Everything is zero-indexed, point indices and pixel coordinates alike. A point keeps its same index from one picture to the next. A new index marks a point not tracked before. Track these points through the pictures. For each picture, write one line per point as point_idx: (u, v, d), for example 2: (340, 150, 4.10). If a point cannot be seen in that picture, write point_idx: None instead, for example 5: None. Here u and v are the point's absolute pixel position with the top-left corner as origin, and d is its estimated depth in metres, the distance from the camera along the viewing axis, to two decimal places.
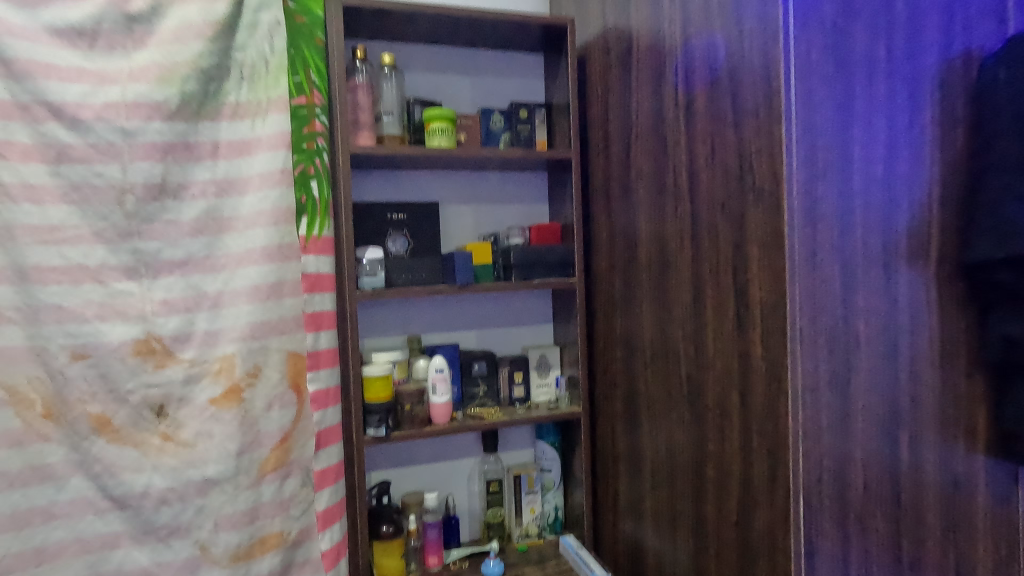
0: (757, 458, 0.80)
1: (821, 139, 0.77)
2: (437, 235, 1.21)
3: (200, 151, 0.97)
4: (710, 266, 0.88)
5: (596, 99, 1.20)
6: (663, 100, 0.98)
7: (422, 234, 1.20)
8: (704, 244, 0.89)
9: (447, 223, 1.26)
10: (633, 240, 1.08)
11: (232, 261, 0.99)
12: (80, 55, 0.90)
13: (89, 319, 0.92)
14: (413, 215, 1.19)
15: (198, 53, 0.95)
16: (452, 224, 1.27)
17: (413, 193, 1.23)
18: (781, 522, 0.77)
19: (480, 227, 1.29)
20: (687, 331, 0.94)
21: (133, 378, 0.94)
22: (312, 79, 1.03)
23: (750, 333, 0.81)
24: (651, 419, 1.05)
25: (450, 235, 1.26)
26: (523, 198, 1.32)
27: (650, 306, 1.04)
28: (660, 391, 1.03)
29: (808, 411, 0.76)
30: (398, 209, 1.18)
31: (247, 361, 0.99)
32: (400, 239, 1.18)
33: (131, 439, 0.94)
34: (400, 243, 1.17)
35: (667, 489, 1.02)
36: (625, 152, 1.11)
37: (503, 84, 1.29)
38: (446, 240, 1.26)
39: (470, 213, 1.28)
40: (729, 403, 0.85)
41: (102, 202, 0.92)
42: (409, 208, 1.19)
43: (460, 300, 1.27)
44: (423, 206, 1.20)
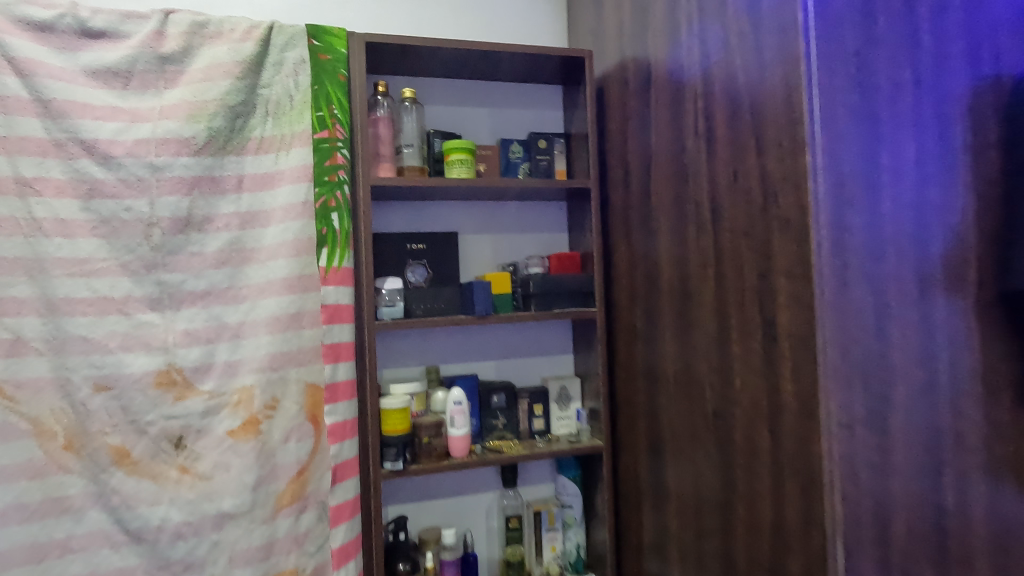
0: (790, 500, 0.77)
1: (846, 165, 0.74)
2: (456, 265, 1.21)
3: (225, 185, 0.99)
4: (736, 297, 0.86)
5: (615, 129, 1.20)
6: (683, 129, 0.98)
7: (442, 263, 1.20)
8: (728, 274, 0.87)
9: (466, 253, 1.26)
10: (655, 270, 1.07)
11: (254, 292, 1.00)
12: (114, 94, 0.94)
13: (112, 351, 0.93)
14: (432, 245, 1.20)
15: (225, 91, 0.98)
16: (471, 254, 1.26)
17: (432, 223, 1.24)
18: (818, 568, 0.73)
19: (499, 256, 1.28)
20: (712, 365, 0.91)
21: (154, 410, 0.95)
22: (335, 113, 1.03)
23: (779, 366, 0.78)
24: (675, 455, 1.02)
25: (469, 264, 1.26)
26: (542, 227, 1.32)
27: (673, 338, 1.01)
28: (684, 426, 1.00)
29: (844, 449, 0.72)
30: (418, 239, 1.19)
31: (265, 392, 0.99)
32: (419, 270, 1.18)
33: (149, 471, 0.94)
34: (420, 273, 1.18)
35: (695, 530, 0.97)
36: (644, 181, 1.10)
37: (522, 116, 1.30)
38: (466, 269, 1.26)
39: (489, 242, 1.28)
40: (758, 439, 0.82)
41: (130, 235, 0.94)
42: (429, 238, 1.20)
43: (480, 329, 1.26)
44: (442, 236, 1.21)
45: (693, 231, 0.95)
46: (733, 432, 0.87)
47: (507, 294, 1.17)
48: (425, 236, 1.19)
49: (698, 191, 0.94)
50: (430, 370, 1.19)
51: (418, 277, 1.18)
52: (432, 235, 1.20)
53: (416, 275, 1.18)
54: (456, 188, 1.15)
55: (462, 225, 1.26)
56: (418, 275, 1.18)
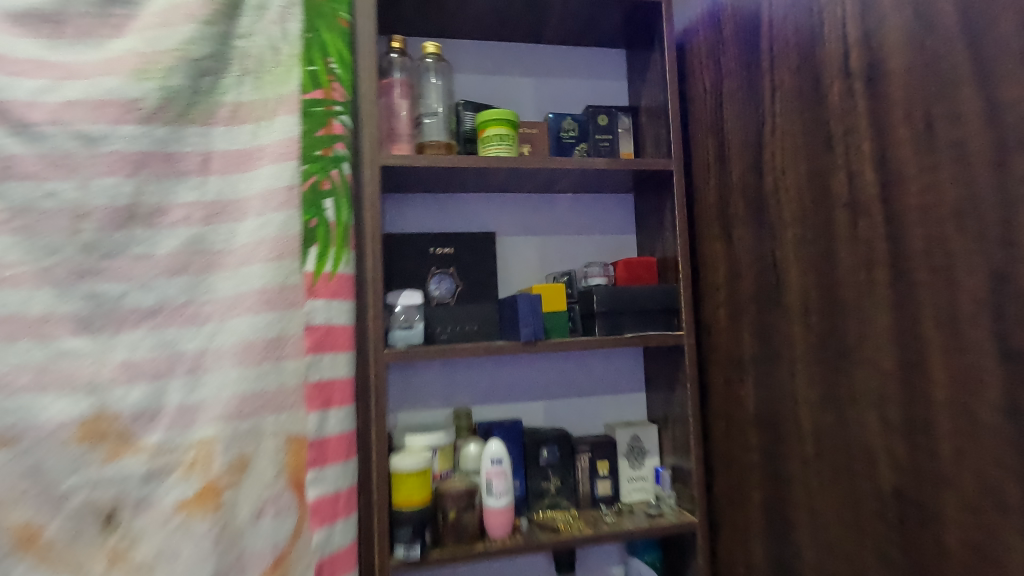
0: None
1: None
2: (494, 275, 0.92)
3: (185, 165, 0.74)
4: (946, 312, 0.51)
5: (702, 93, 0.90)
6: (821, 70, 0.67)
7: (475, 274, 0.92)
8: (926, 275, 0.53)
9: (505, 261, 0.98)
10: (775, 276, 0.75)
11: (221, 309, 0.73)
12: (42, 44, 0.69)
13: (20, 390, 0.67)
14: (462, 250, 0.92)
15: (187, 39, 0.73)
16: (512, 262, 0.98)
17: (462, 220, 0.96)
18: None
19: (548, 265, 0.99)
20: (889, 419, 0.57)
21: (76, 472, 0.68)
22: (332, 68, 0.78)
23: None
24: (823, 537, 0.67)
25: (510, 276, 0.98)
26: (602, 228, 1.03)
27: (813, 369, 0.68)
28: (838, 496, 0.65)
29: None
30: (444, 242, 0.91)
31: (230, 448, 0.71)
32: (444, 283, 0.90)
33: (65, 560, 0.66)
34: (445, 288, 0.89)
35: None
36: (752, 157, 0.79)
37: (577, 87, 1.02)
38: (505, 281, 0.97)
39: (535, 247, 0.99)
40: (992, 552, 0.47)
41: (53, 229, 0.68)
42: (458, 240, 0.92)
43: (524, 359, 0.96)
44: (476, 238, 0.93)
45: (846, 216, 0.63)
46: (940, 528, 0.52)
47: (562, 312, 0.87)
48: (453, 237, 0.91)
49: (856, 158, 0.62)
50: (458, 415, 0.90)
51: (442, 294, 0.89)
52: (463, 237, 0.92)
53: (441, 290, 0.89)
54: (493, 173, 0.87)
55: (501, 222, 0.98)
56: (443, 290, 0.89)
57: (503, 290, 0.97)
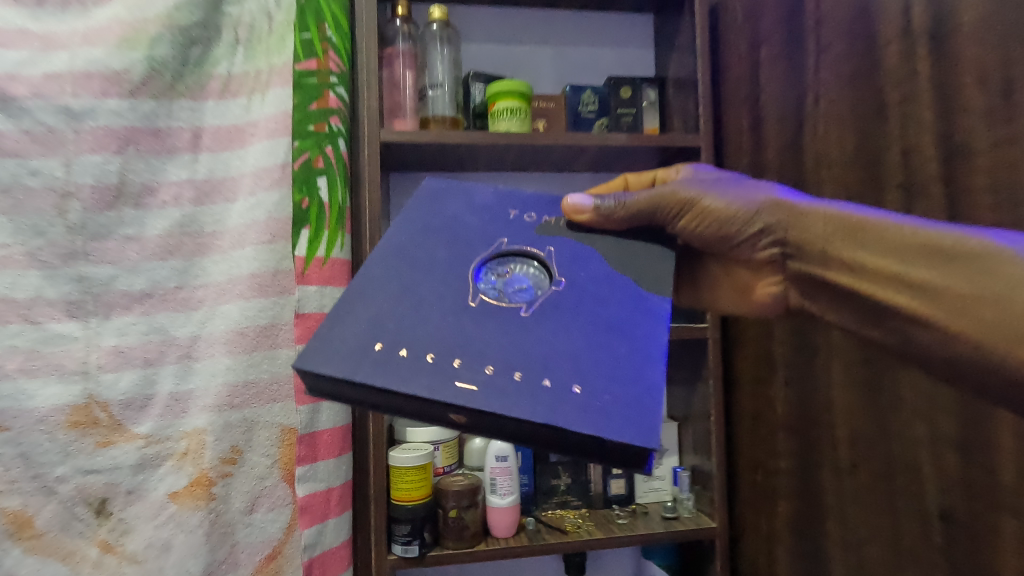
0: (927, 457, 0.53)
1: None
2: (588, 374, 0.36)
3: (174, 142, 0.70)
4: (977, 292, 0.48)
5: (737, 62, 0.81)
6: (877, 25, 0.58)
7: (487, 401, 0.34)
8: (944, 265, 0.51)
9: (610, 333, 0.39)
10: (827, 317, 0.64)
11: (213, 294, 0.70)
12: (25, 14, 0.66)
13: (10, 376, 0.64)
14: (437, 257, 0.44)
15: (174, 6, 0.68)
16: (613, 307, 0.41)
17: (432, 224, 0.47)
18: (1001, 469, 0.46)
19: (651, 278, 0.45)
20: (938, 432, 0.52)
21: (65, 461, 0.66)
22: (328, 36, 0.71)
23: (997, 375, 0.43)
24: (771, 417, 0.74)
25: (617, 427, 0.33)
26: None
27: (785, 340, 0.72)
28: (759, 390, 0.76)
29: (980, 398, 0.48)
30: (466, 339, 0.38)
31: (222, 439, 0.69)
32: (525, 264, 0.45)
33: (57, 550, 0.65)
34: (527, 286, 0.42)
35: (779, 524, 0.73)
36: (792, 133, 0.70)
37: (597, 56, 0.94)
38: (564, 400, 0.34)
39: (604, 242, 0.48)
40: (812, 416, 0.67)
41: (37, 209, 0.65)
42: (485, 350, 0.37)
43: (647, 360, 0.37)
44: (534, 373, 0.36)
45: (899, 199, 0.56)
46: (994, 559, 0.48)
47: None
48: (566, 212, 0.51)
49: (915, 130, 0.54)
50: None
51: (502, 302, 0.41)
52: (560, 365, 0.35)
53: (488, 266, 0.44)
54: (505, 151, 0.80)
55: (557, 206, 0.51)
56: (500, 242, 0.46)
57: (564, 408, 0.33)
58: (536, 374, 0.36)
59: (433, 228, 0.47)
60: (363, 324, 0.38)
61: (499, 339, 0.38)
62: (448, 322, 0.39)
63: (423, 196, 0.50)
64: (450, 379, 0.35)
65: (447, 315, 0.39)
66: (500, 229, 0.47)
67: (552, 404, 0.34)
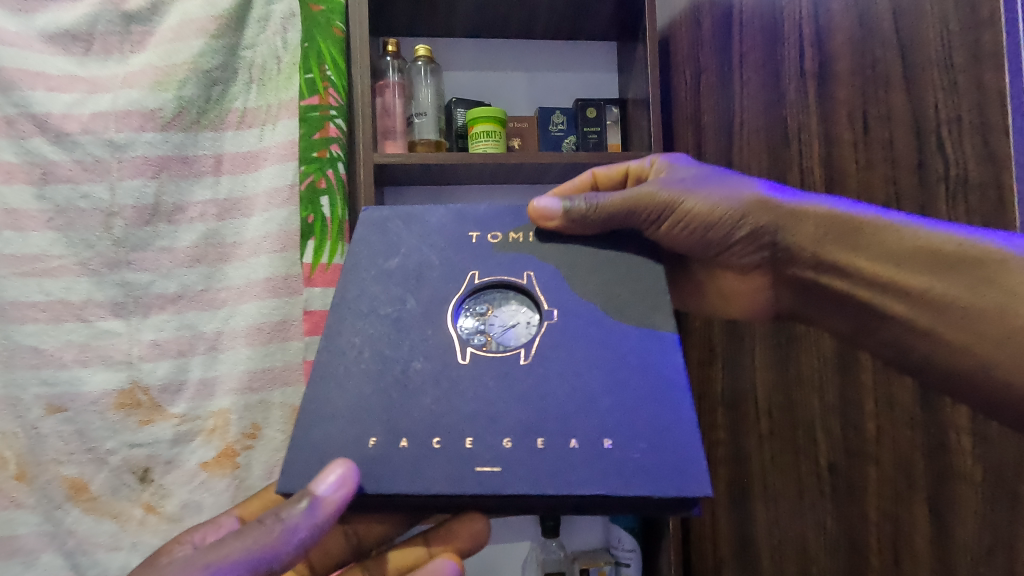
0: (831, 422, 0.63)
1: None
2: (609, 424, 0.47)
3: (199, 167, 0.82)
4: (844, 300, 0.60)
5: (684, 88, 0.93)
6: (782, 66, 0.70)
7: (517, 480, 0.44)
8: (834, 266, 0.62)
9: (608, 386, 0.49)
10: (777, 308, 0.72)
11: (234, 295, 0.83)
12: (74, 62, 0.79)
13: (67, 365, 0.78)
14: (407, 301, 0.54)
15: (198, 53, 0.81)
16: (605, 353, 0.51)
17: (394, 258, 0.57)
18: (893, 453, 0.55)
19: (647, 299, 0.55)
20: (827, 401, 0.64)
21: (114, 436, 0.79)
22: (328, 75, 0.82)
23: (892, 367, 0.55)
24: (712, 396, 0.86)
25: (661, 479, 0.44)
26: None
27: (723, 330, 0.84)
28: (705, 373, 0.89)
29: (878, 376, 0.57)
30: (468, 414, 0.48)
31: (243, 417, 0.82)
32: (500, 298, 0.55)
33: (109, 509, 0.79)
34: (512, 321, 0.54)
35: (718, 486, 0.86)
36: (725, 152, 0.82)
37: (566, 80, 1.06)
38: (600, 456, 0.45)
39: (581, 272, 0.57)
40: (741, 395, 0.79)
41: (88, 227, 0.79)
42: (491, 429, 0.47)
43: (672, 390, 0.48)
44: (558, 442, 0.46)
45: None
46: (864, 497, 0.59)
47: None
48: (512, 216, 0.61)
49: (808, 154, 0.66)
50: None
51: (488, 349, 0.52)
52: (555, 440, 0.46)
53: (469, 306, 0.55)
54: (482, 169, 0.93)
55: (510, 211, 0.62)
56: (472, 278, 0.56)
57: (605, 463, 0.44)
58: (560, 439, 0.46)
59: (389, 268, 0.57)
60: (345, 417, 0.48)
61: (508, 411, 0.48)
62: (432, 403, 0.48)
63: (375, 232, 0.59)
64: (471, 462, 0.45)
65: (438, 385, 0.49)
66: (458, 251, 0.58)
67: (587, 461, 0.45)
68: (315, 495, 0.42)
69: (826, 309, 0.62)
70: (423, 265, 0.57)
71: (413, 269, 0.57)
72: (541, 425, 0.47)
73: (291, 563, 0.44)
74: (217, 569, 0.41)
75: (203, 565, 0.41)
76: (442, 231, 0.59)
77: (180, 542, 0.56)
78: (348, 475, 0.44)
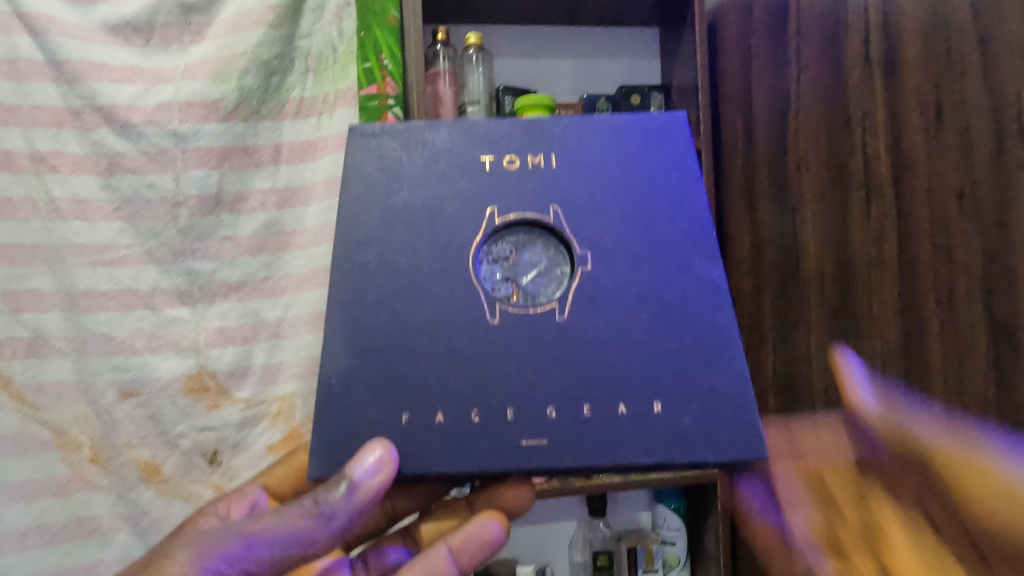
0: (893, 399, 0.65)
1: None
2: (659, 388, 0.48)
3: (259, 156, 0.83)
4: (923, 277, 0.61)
5: (733, 74, 0.93)
6: (844, 53, 0.71)
7: (567, 452, 0.47)
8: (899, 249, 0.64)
9: (653, 349, 0.49)
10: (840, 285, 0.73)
11: (295, 282, 0.84)
12: (135, 53, 0.80)
13: (138, 352, 0.80)
14: (420, 249, 0.52)
15: (256, 43, 0.82)
16: (646, 310, 0.51)
17: (398, 190, 0.53)
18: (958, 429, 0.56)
19: (692, 247, 0.52)
20: (890, 381, 0.65)
21: (184, 420, 0.82)
22: (384, 65, 0.83)
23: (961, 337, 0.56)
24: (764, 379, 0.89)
25: (715, 445, 0.47)
26: None
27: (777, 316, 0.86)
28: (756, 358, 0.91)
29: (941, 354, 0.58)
30: (510, 386, 0.49)
31: (308, 402, 0.84)
32: (521, 236, 0.54)
33: (180, 490, 0.82)
34: (538, 266, 0.53)
35: None
36: (779, 138, 0.83)
37: (610, 67, 1.07)
38: (652, 421, 0.48)
39: (617, 216, 0.53)
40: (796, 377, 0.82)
41: (154, 216, 0.81)
42: (535, 398, 0.48)
43: (723, 350, 0.50)
44: (605, 409, 0.48)
45: (862, 196, 0.69)
46: None
47: None
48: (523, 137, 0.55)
49: (873, 141, 0.67)
50: None
51: (514, 301, 0.51)
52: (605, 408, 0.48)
53: (489, 249, 0.53)
54: None
55: (522, 127, 0.55)
56: (491, 216, 0.53)
57: (657, 427, 0.47)
58: (608, 406, 0.48)
59: (393, 205, 0.53)
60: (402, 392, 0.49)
61: (551, 377, 0.49)
62: (483, 369, 0.49)
63: (371, 157, 0.54)
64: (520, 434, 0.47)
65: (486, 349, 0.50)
66: (471, 179, 0.54)
67: (639, 427, 0.47)
68: (352, 479, 0.44)
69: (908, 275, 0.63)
70: (432, 199, 0.53)
71: (421, 205, 0.53)
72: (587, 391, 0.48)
73: (327, 551, 0.45)
74: (253, 539, 0.43)
75: (240, 534, 0.43)
76: (448, 156, 0.54)
77: (203, 513, 0.58)
78: (390, 458, 0.45)
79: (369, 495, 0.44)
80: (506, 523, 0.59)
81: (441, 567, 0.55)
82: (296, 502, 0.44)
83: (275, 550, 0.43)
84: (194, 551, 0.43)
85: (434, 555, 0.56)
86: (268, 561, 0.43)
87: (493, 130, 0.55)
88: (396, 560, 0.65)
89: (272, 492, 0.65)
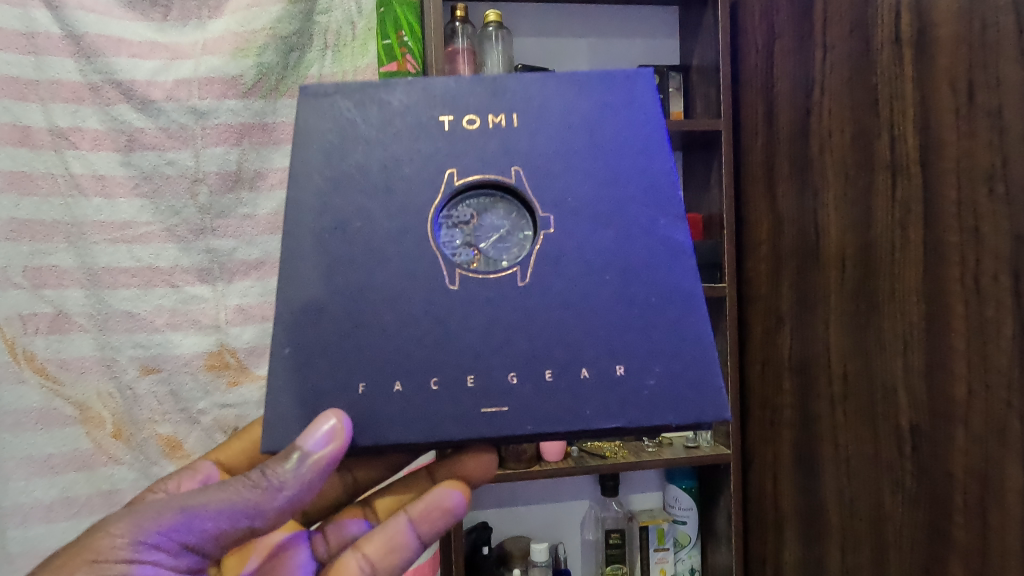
0: (913, 380, 0.65)
1: None
2: (620, 353, 0.47)
3: (279, 134, 0.83)
4: (945, 258, 0.61)
5: (755, 54, 0.92)
6: (873, 33, 0.70)
7: (528, 415, 0.46)
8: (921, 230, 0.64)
9: (617, 317, 0.48)
10: (858, 268, 0.73)
11: None
12: (154, 28, 0.79)
13: (159, 329, 0.81)
14: (375, 215, 0.49)
15: (276, 19, 0.81)
16: (609, 273, 0.49)
17: (352, 152, 0.50)
18: (984, 410, 0.57)
19: (657, 208, 0.50)
20: (911, 363, 0.66)
21: (206, 397, 0.83)
22: (405, 41, 0.83)
23: (985, 317, 0.56)
24: (779, 362, 0.89)
25: (675, 407, 0.47)
26: None
27: (793, 299, 0.86)
28: (769, 341, 0.91)
29: (968, 339, 0.58)
30: (469, 354, 0.47)
31: None
32: (481, 198, 0.51)
33: None
34: (500, 230, 0.50)
35: (780, 449, 0.89)
36: (800, 119, 0.83)
37: (628, 47, 1.06)
38: (612, 386, 0.47)
39: (580, 175, 0.50)
40: (812, 360, 0.82)
41: (174, 194, 0.81)
42: (496, 364, 0.47)
43: (689, 313, 0.48)
44: (566, 373, 0.47)
45: (886, 177, 0.69)
46: (948, 457, 0.61)
47: None
48: (485, 95, 0.51)
49: (900, 123, 0.66)
50: None
51: (474, 268, 0.49)
52: (568, 377, 0.47)
53: (449, 213, 0.50)
54: None
55: (483, 85, 0.51)
56: (450, 178, 0.50)
57: (616, 394, 0.47)
58: (570, 372, 0.47)
59: (345, 167, 0.50)
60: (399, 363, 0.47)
61: (514, 340, 0.47)
62: (451, 340, 0.47)
63: (321, 118, 0.51)
64: (480, 400, 0.46)
65: (438, 311, 0.48)
66: (429, 140, 0.50)
67: (601, 392, 0.47)
68: (302, 451, 0.43)
69: (930, 256, 0.63)
70: (388, 161, 0.50)
71: (376, 167, 0.50)
72: (548, 358, 0.47)
73: (275, 524, 0.45)
74: (193, 512, 0.43)
75: (180, 507, 0.43)
76: (405, 116, 0.50)
77: (152, 491, 0.55)
78: (341, 429, 0.44)
79: (320, 467, 0.43)
80: (467, 492, 0.59)
81: (399, 538, 0.57)
82: (244, 473, 0.44)
83: (218, 519, 0.43)
84: (130, 524, 0.42)
85: (392, 525, 0.58)
86: (212, 533, 0.43)
87: (455, 88, 0.51)
88: (355, 532, 0.63)
89: (224, 467, 0.63)
